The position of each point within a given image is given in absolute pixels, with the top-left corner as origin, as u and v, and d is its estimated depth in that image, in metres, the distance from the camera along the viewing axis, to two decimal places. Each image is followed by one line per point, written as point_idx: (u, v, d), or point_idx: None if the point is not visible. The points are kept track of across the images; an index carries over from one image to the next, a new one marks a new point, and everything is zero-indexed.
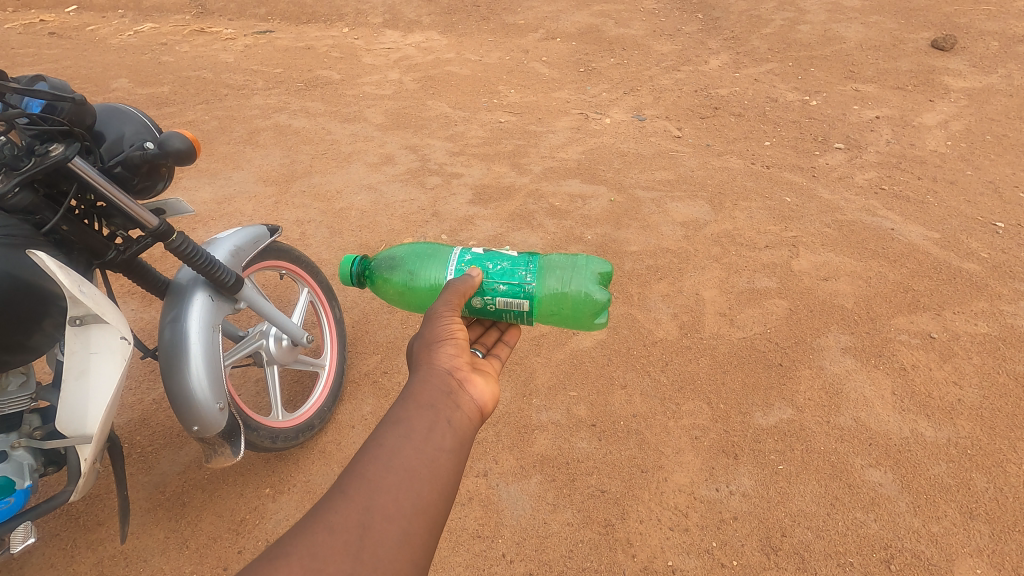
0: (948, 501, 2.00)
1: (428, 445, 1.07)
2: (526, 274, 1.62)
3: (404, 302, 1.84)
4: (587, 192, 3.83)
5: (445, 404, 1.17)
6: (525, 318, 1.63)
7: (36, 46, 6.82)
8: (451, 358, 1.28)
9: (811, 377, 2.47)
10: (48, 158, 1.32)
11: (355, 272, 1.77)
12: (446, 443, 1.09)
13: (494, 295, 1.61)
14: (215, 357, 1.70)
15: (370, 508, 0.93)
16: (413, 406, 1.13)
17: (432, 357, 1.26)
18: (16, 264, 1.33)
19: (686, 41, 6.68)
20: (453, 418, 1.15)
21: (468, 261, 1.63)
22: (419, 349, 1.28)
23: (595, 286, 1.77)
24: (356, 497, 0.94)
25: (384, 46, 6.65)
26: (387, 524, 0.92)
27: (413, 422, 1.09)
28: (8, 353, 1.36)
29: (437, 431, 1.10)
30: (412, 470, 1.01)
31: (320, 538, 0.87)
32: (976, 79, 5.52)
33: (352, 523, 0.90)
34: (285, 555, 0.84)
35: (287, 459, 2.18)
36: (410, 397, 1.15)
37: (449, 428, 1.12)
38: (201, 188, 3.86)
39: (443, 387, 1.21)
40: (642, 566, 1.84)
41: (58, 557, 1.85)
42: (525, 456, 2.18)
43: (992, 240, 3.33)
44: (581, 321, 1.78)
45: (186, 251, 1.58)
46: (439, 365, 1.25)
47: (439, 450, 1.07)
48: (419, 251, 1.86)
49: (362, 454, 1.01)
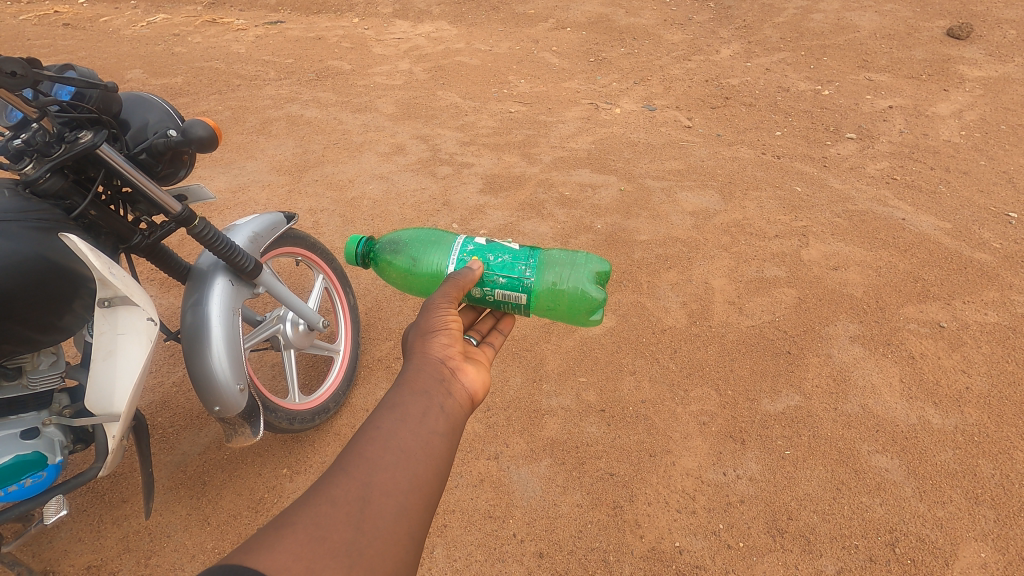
0: (953, 486, 2.02)
1: (422, 428, 1.10)
2: (525, 268, 1.66)
3: (406, 285, 1.87)
4: (597, 181, 3.84)
5: (439, 390, 1.20)
6: (522, 310, 1.68)
7: (51, 37, 6.90)
8: (444, 347, 1.31)
9: (820, 365, 2.49)
10: (78, 144, 1.38)
11: (360, 252, 1.82)
12: (439, 426, 1.13)
13: (493, 287, 1.64)
14: (233, 338, 1.75)
15: (369, 484, 0.96)
16: (409, 392, 1.17)
17: (425, 346, 1.30)
18: (48, 246, 1.38)
19: (697, 30, 6.63)
20: (447, 404, 1.18)
21: (470, 251, 1.66)
22: (414, 338, 1.32)
23: (592, 285, 1.79)
24: (356, 473, 0.97)
25: (394, 36, 6.67)
26: (386, 499, 0.96)
27: (408, 406, 1.13)
28: (39, 332, 1.41)
29: (431, 415, 1.14)
30: (408, 450, 1.05)
31: (322, 509, 0.90)
32: (993, 68, 5.45)
33: (353, 497, 0.94)
34: (290, 523, 0.87)
35: (303, 441, 2.23)
36: (406, 382, 1.19)
37: (442, 413, 1.16)
38: (216, 177, 3.92)
39: (437, 374, 1.24)
40: (650, 546, 1.88)
41: (85, 532, 1.92)
42: (535, 440, 2.23)
43: (1005, 231, 3.31)
44: (577, 317, 1.82)
45: (207, 236, 1.63)
46: (433, 354, 1.29)
47: (433, 433, 1.11)
48: (423, 237, 1.90)
49: (359, 434, 1.05)
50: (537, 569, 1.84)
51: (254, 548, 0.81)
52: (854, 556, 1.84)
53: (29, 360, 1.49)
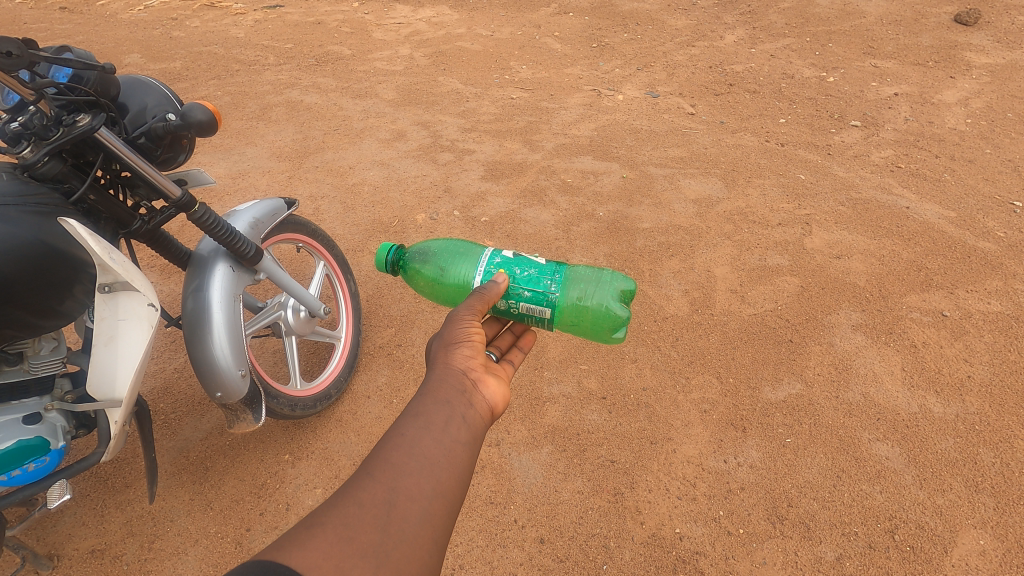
0: (953, 474, 2.03)
1: (445, 435, 1.10)
2: (551, 283, 1.66)
3: (432, 294, 1.87)
4: (599, 168, 3.82)
5: (460, 400, 1.20)
6: (546, 323, 1.67)
7: (48, 21, 6.82)
8: (465, 358, 1.30)
9: (821, 353, 2.49)
10: (76, 127, 1.36)
11: (390, 260, 1.80)
12: (460, 435, 1.12)
13: (518, 300, 1.64)
14: (237, 329, 1.73)
15: (394, 489, 0.97)
16: (432, 401, 1.16)
17: (448, 357, 1.29)
18: (48, 231, 1.37)
19: (701, 15, 6.54)
20: (468, 414, 1.18)
21: (497, 264, 1.65)
22: (437, 349, 1.31)
23: (617, 302, 1.77)
24: (382, 477, 0.98)
25: (395, 21, 6.59)
26: (411, 504, 0.96)
27: (431, 415, 1.13)
28: (41, 318, 1.40)
29: (453, 424, 1.13)
30: (432, 457, 1.05)
31: (350, 512, 0.90)
32: (1000, 55, 5.38)
33: (380, 500, 0.94)
34: (320, 523, 0.87)
35: (304, 427, 2.24)
36: (428, 392, 1.19)
37: (464, 422, 1.15)
38: (216, 163, 3.90)
39: (459, 385, 1.23)
40: (650, 533, 1.89)
41: (89, 516, 1.94)
42: (536, 427, 2.23)
43: (1010, 220, 3.28)
44: (599, 334, 1.81)
45: (207, 222, 1.61)
46: (455, 364, 1.28)
47: (456, 441, 1.10)
48: (451, 248, 1.91)
49: (384, 441, 1.05)
50: (538, 554, 1.85)
51: (285, 546, 0.82)
52: (853, 543, 1.85)
53: (30, 345, 1.49)
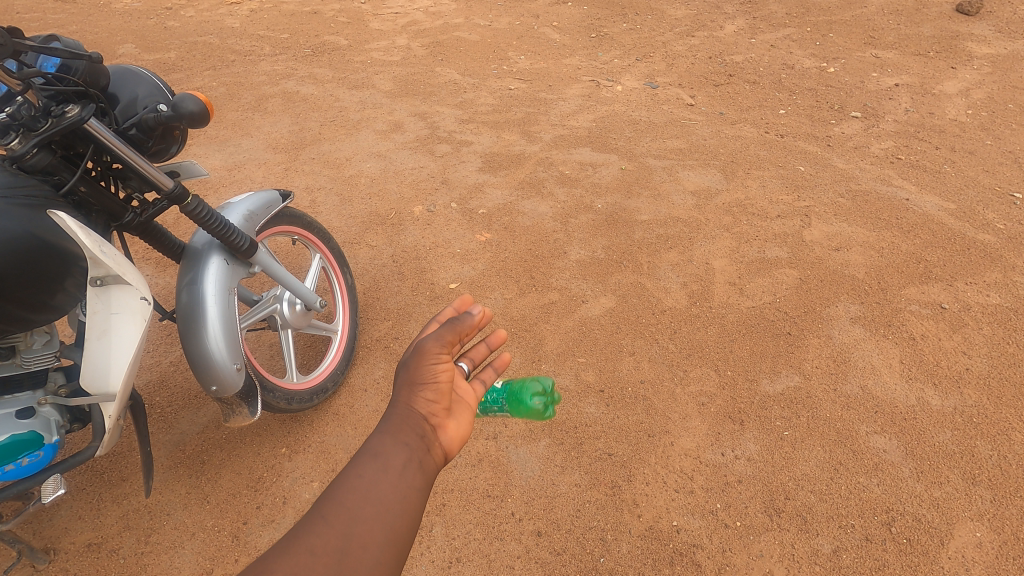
0: (950, 467, 2.03)
1: (400, 486, 0.97)
2: None
3: None
4: (598, 160, 3.79)
5: (421, 447, 1.03)
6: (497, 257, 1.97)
7: (40, 10, 6.73)
8: (428, 403, 1.08)
9: (820, 346, 2.48)
10: (65, 118, 1.35)
11: None
12: (417, 487, 0.98)
13: None
14: (230, 323, 1.72)
15: (347, 535, 0.88)
16: (385, 449, 1.00)
17: (409, 400, 1.08)
18: (37, 224, 1.35)
19: (701, 5, 6.47)
20: (429, 463, 1.02)
21: None
22: (398, 386, 1.10)
23: None
24: (334, 523, 0.89)
25: (392, 10, 6.52)
26: (362, 559, 0.87)
27: (388, 463, 0.98)
28: (32, 311, 1.38)
29: (412, 472, 0.99)
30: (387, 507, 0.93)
31: (296, 564, 0.83)
32: (1002, 45, 5.34)
33: (330, 551, 0.86)
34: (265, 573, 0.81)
35: (302, 421, 2.23)
36: (383, 435, 1.02)
37: (423, 471, 1.00)
38: (211, 155, 3.87)
39: (419, 429, 1.05)
40: (647, 525, 1.89)
41: (85, 510, 1.93)
42: (534, 420, 2.22)
43: (1010, 212, 3.27)
44: None
45: (201, 215, 1.60)
46: (415, 409, 1.07)
47: (413, 489, 0.97)
48: None
49: (335, 482, 0.94)
50: (535, 547, 1.85)
51: None
52: (850, 535, 1.85)
53: (22, 339, 1.47)
